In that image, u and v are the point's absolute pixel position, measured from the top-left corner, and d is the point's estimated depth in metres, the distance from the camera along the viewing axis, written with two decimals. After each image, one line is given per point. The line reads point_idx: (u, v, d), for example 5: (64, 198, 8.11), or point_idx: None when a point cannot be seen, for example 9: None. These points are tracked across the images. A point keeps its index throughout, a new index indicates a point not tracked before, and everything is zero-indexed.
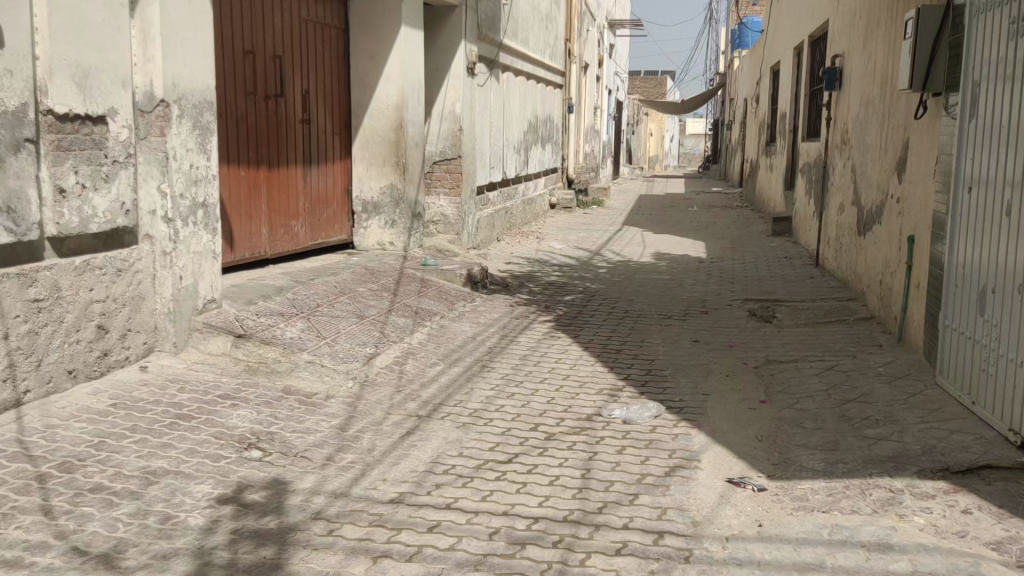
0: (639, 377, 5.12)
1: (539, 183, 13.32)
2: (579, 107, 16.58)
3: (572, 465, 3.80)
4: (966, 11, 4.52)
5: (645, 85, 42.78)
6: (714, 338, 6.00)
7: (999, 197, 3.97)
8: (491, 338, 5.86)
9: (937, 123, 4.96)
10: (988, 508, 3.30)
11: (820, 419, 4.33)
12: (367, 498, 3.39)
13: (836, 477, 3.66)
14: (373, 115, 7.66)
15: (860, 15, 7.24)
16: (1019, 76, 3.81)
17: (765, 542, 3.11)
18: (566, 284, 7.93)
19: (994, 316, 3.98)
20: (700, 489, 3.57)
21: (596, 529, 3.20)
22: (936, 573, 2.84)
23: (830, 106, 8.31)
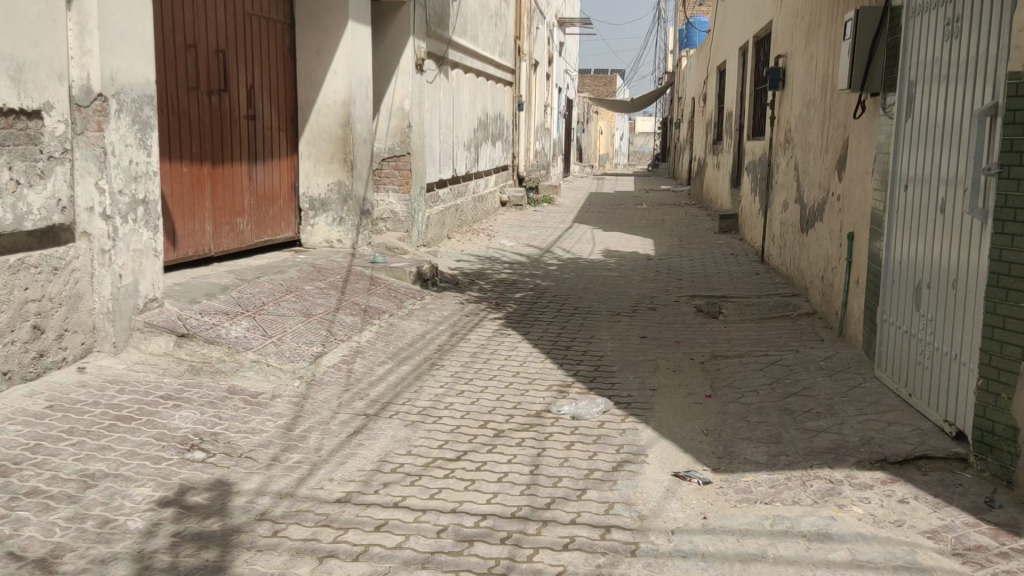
0: (587, 373, 5.15)
1: (489, 180, 13.32)
2: (529, 104, 16.61)
3: (520, 462, 3.81)
4: (903, 12, 4.64)
5: (596, 83, 43.06)
6: (661, 334, 6.07)
7: (934, 194, 4.09)
8: (441, 336, 5.84)
9: (875, 122, 5.09)
10: (924, 497, 3.40)
11: (763, 413, 4.41)
12: (313, 498, 3.36)
13: (779, 469, 3.73)
14: (320, 111, 7.58)
15: (802, 16, 7.39)
16: (953, 77, 3.93)
17: (709, 534, 3.15)
18: (516, 282, 7.94)
19: (929, 310, 4.10)
20: (647, 483, 3.62)
21: (543, 525, 3.21)
22: (873, 561, 2.91)
23: (774, 106, 8.46)
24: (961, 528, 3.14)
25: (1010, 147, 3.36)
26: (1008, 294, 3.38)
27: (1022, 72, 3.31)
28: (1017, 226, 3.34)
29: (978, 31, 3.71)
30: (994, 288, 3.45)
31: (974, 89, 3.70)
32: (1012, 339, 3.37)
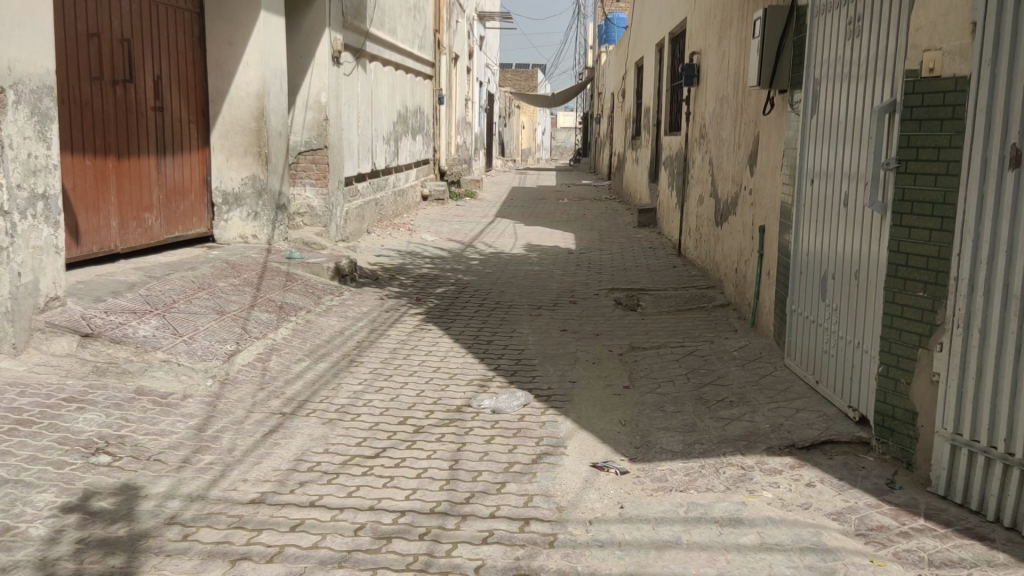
0: (508, 367, 5.17)
1: (410, 175, 13.23)
2: (450, 99, 16.57)
3: (440, 457, 3.81)
4: (808, 11, 4.79)
5: (518, 78, 43.19)
6: (581, 327, 6.14)
7: (838, 188, 4.24)
8: (360, 332, 5.77)
9: (783, 118, 5.24)
10: (830, 481, 3.53)
11: (679, 402, 4.51)
12: (226, 500, 3.29)
13: (693, 457, 3.81)
14: (233, 104, 7.41)
15: (713, 15, 7.56)
16: (856, 75, 4.07)
17: (625, 523, 3.21)
18: (438, 277, 7.92)
19: (834, 301, 4.25)
20: (565, 474, 3.65)
21: (462, 519, 3.21)
22: (781, 544, 3.00)
23: (689, 102, 8.63)
24: (864, 509, 3.27)
25: (907, 143, 3.52)
26: (906, 284, 3.54)
27: (918, 70, 3.46)
28: (913, 219, 3.49)
29: (877, 30, 3.85)
30: (893, 278, 3.60)
31: (875, 87, 3.85)
32: (911, 327, 3.52)
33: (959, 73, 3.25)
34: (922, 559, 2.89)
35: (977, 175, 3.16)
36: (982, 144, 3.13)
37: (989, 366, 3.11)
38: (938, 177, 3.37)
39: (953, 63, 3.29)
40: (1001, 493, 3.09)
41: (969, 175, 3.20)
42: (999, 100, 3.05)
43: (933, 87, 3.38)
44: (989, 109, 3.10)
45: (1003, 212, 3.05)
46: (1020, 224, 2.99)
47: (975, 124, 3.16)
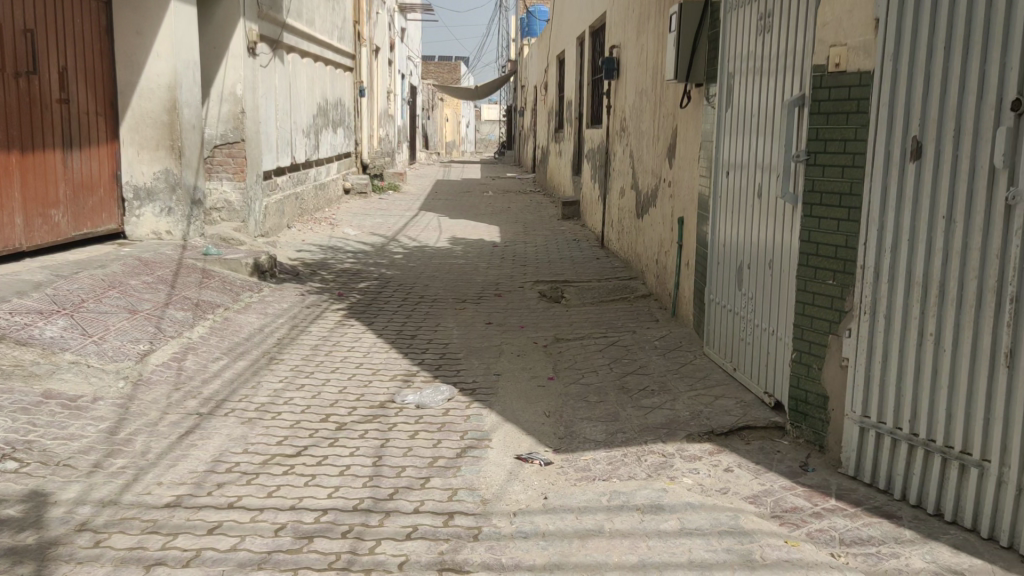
0: (432, 361, 5.15)
1: (331, 168, 13.03)
2: (372, 91, 16.38)
3: (363, 454, 3.77)
4: (721, 6, 4.89)
5: (441, 70, 43.01)
6: (505, 319, 6.16)
7: (752, 179, 4.35)
8: (280, 329, 5.67)
9: (700, 112, 5.35)
10: (747, 465, 3.62)
11: (602, 392, 4.56)
12: (140, 504, 3.19)
13: (616, 446, 3.86)
14: (143, 96, 7.17)
15: (632, 9, 7.66)
16: (767, 70, 4.18)
17: (549, 514, 3.23)
18: (360, 271, 7.83)
19: (750, 289, 4.38)
20: (490, 467, 3.66)
21: (386, 516, 3.19)
22: (700, 529, 3.07)
23: (609, 95, 8.74)
24: (779, 491, 3.37)
25: (815, 136, 3.63)
26: (816, 273, 3.66)
27: (825, 65, 3.58)
28: (822, 209, 3.61)
29: (786, 27, 3.96)
30: (804, 267, 3.72)
31: (785, 81, 3.96)
32: (821, 313, 3.64)
33: (864, 68, 3.37)
34: (834, 538, 3.00)
35: (881, 166, 3.28)
36: (884, 137, 3.25)
37: (894, 351, 3.25)
38: (844, 169, 3.49)
39: (857, 58, 3.41)
40: (907, 472, 3.23)
41: (874, 166, 3.32)
42: (901, 95, 3.17)
43: (839, 81, 3.49)
44: (891, 104, 3.22)
45: (905, 203, 3.18)
46: (921, 214, 3.12)
47: (878, 118, 3.28)
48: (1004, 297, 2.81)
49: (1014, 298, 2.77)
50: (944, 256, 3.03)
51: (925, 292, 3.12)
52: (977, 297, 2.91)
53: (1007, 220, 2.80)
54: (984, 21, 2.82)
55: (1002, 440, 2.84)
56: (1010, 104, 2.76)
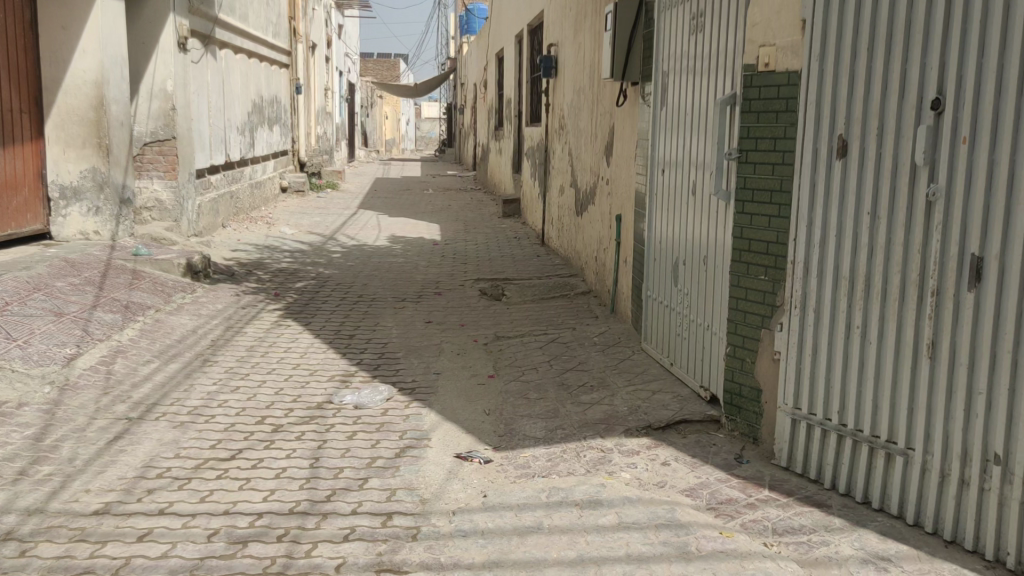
0: (371, 361, 5.10)
1: (268, 166, 12.84)
2: (309, 88, 16.18)
3: (299, 456, 3.72)
4: (654, 5, 4.94)
5: (380, 68, 42.67)
6: (445, 318, 6.14)
7: (686, 178, 4.42)
8: (214, 331, 5.56)
9: (636, 110, 5.41)
10: (683, 458, 3.67)
11: (541, 389, 4.58)
12: (67, 512, 3.09)
13: (555, 442, 3.88)
14: (69, 93, 6.96)
15: (569, 7, 7.70)
16: (699, 70, 4.25)
17: (488, 512, 3.23)
18: (297, 271, 7.72)
19: (685, 286, 4.45)
20: (429, 466, 3.64)
21: (323, 518, 3.15)
22: (638, 523, 3.10)
23: (547, 93, 8.78)
24: (715, 484, 3.43)
25: (746, 134, 3.70)
26: (749, 269, 3.73)
27: (755, 64, 3.64)
28: (754, 206, 3.67)
29: (717, 27, 4.03)
30: (737, 263, 3.79)
31: (717, 80, 4.03)
32: (753, 308, 3.71)
33: (791, 68, 3.44)
34: (767, 527, 3.06)
35: (808, 164, 3.35)
36: (812, 135, 3.33)
37: (823, 344, 3.33)
38: (774, 167, 3.56)
39: (785, 58, 3.48)
40: (837, 461, 3.31)
41: (802, 164, 3.39)
42: (828, 94, 3.25)
43: (769, 80, 3.57)
44: (818, 103, 3.30)
45: (832, 199, 3.26)
46: (847, 210, 3.20)
47: (806, 116, 3.36)
48: (926, 290, 2.90)
49: (935, 291, 2.86)
50: (870, 251, 3.12)
51: (852, 286, 3.20)
52: (900, 291, 3.00)
53: (928, 216, 2.89)
54: (906, 21, 2.91)
55: (925, 428, 2.93)
56: (930, 103, 2.85)
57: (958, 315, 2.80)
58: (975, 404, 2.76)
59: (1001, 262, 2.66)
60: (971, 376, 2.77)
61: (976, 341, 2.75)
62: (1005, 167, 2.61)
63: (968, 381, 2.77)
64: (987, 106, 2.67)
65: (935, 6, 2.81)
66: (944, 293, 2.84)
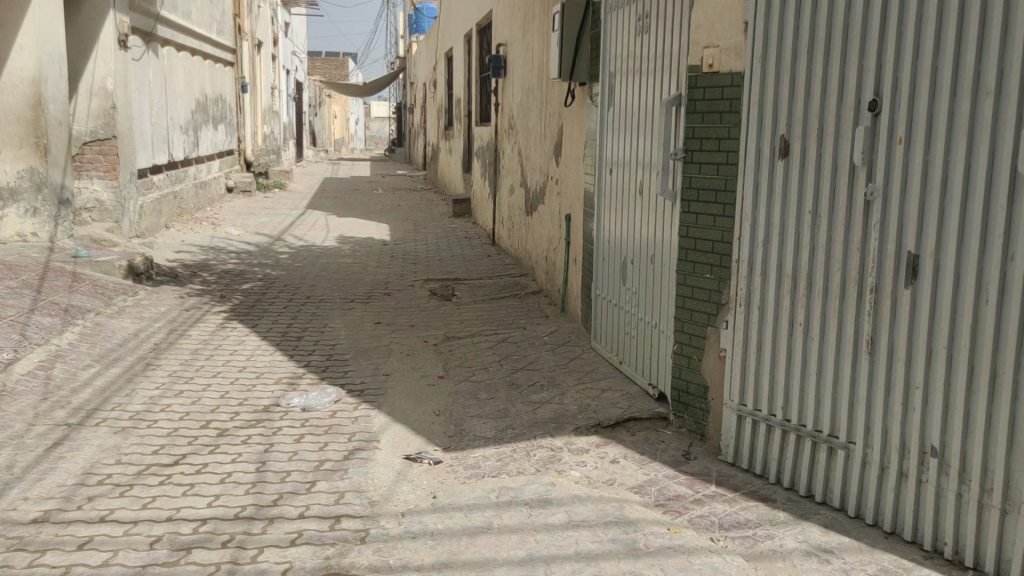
0: (319, 363, 5.04)
1: (213, 166, 12.63)
2: (254, 87, 15.96)
3: (245, 460, 3.66)
4: (601, 6, 4.98)
5: (327, 67, 42.27)
6: (395, 318, 6.10)
7: (633, 177, 4.46)
8: (157, 334, 5.45)
9: (584, 110, 5.44)
10: (632, 456, 3.70)
11: (492, 389, 4.58)
12: (3, 521, 3.00)
13: (505, 442, 3.88)
14: (4, 91, 6.76)
15: (517, 8, 7.71)
16: (645, 70, 4.30)
17: (438, 512, 3.21)
18: (243, 272, 7.61)
19: (634, 284, 4.49)
20: (378, 468, 3.62)
21: (269, 522, 3.11)
22: (586, 521, 3.12)
23: (496, 93, 8.78)
24: (663, 480, 3.46)
25: (691, 134, 3.74)
26: (695, 267, 3.78)
27: (699, 66, 3.69)
28: (700, 205, 3.72)
29: (662, 29, 4.07)
30: (683, 262, 3.83)
31: (663, 81, 4.07)
32: (699, 306, 3.76)
33: (735, 69, 3.50)
34: (714, 523, 3.10)
35: (751, 164, 3.41)
36: (755, 135, 3.38)
37: (767, 341, 3.39)
38: (719, 167, 3.61)
39: (729, 60, 3.53)
40: (781, 456, 3.37)
41: (746, 164, 3.44)
42: (769, 95, 3.31)
43: (713, 81, 3.62)
44: (761, 104, 3.35)
45: (775, 199, 3.32)
46: (789, 210, 3.26)
47: (749, 117, 3.41)
48: (865, 287, 2.97)
49: (874, 288, 2.93)
50: (811, 249, 3.18)
51: (795, 284, 3.26)
52: (841, 288, 3.07)
53: (867, 215, 2.96)
54: (844, 24, 2.98)
55: (865, 423, 3.00)
56: (867, 104, 2.92)
57: (896, 312, 2.88)
58: (912, 398, 2.83)
59: (936, 260, 2.73)
60: (908, 371, 2.85)
61: (912, 337, 2.82)
62: (939, 166, 2.68)
63: (906, 376, 2.85)
64: (921, 108, 2.74)
65: (872, 9, 2.88)
66: (882, 291, 2.91)
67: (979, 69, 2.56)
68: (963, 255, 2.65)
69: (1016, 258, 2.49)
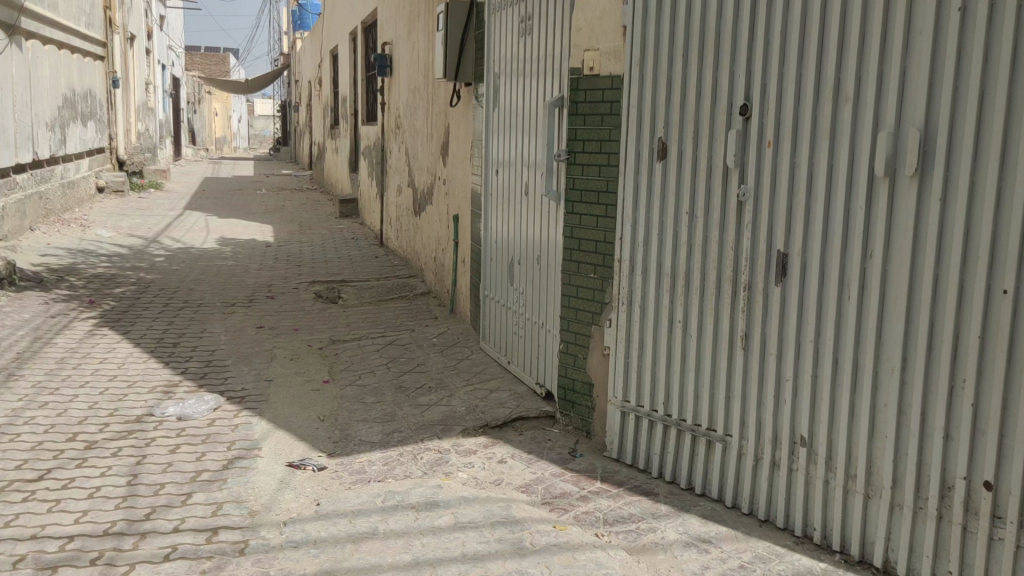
0: (197, 370, 4.85)
1: (81, 165, 11.98)
2: (128, 82, 15.27)
3: (116, 473, 3.47)
4: (484, 7, 4.98)
5: (206, 62, 40.84)
6: (278, 322, 5.93)
7: (519, 178, 4.48)
8: (20, 342, 5.12)
9: (470, 111, 5.44)
10: (519, 455, 3.72)
11: (378, 392, 4.51)
12: None
13: (392, 445, 3.83)
14: None
15: (402, 7, 7.64)
16: (528, 72, 4.33)
17: (321, 520, 3.14)
18: (115, 276, 7.26)
19: (521, 284, 4.52)
20: (259, 477, 3.50)
21: (141, 538, 2.96)
22: (473, 522, 3.11)
23: (382, 92, 8.68)
24: (550, 478, 3.49)
25: (574, 136, 3.79)
26: (580, 267, 3.83)
27: (581, 68, 3.74)
28: (583, 206, 3.77)
29: (544, 32, 4.11)
30: (568, 262, 3.88)
31: (546, 83, 4.11)
32: (584, 305, 3.82)
33: (614, 73, 3.57)
34: (598, 518, 3.14)
35: (631, 166, 3.48)
36: (634, 138, 3.46)
37: (648, 339, 3.47)
38: (601, 168, 3.67)
39: (609, 63, 3.60)
40: (663, 451, 3.45)
41: (626, 165, 3.51)
42: (647, 98, 3.39)
43: (593, 84, 3.68)
44: (639, 107, 3.43)
45: (654, 200, 3.40)
46: (667, 211, 3.35)
47: (628, 120, 3.48)
48: (739, 285, 3.08)
49: (747, 286, 3.04)
50: (688, 248, 3.27)
51: (673, 282, 3.35)
52: (716, 287, 3.17)
53: (739, 216, 3.06)
54: (716, 30, 3.08)
55: (741, 415, 3.11)
56: (738, 110, 3.02)
57: (767, 308, 2.99)
58: (783, 390, 2.95)
59: (803, 258, 2.85)
60: (780, 365, 2.96)
61: (782, 332, 2.94)
62: (806, 169, 2.81)
63: (777, 370, 2.97)
64: (787, 112, 2.86)
65: (741, 17, 3.00)
66: (754, 288, 3.02)
67: (839, 78, 2.69)
68: (827, 253, 2.78)
69: (874, 256, 2.63)
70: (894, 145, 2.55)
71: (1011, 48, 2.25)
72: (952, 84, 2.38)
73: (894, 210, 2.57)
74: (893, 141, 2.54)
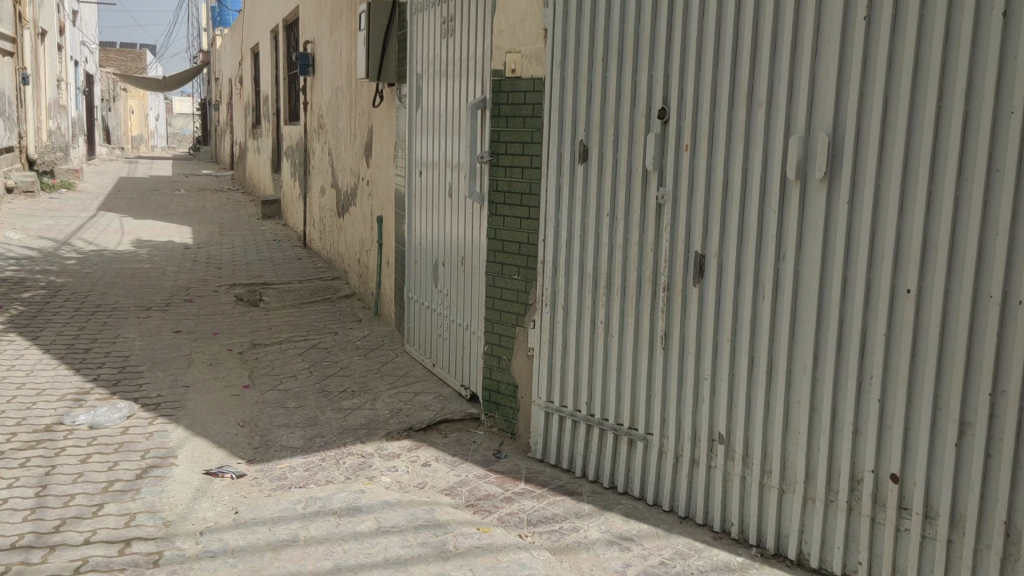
0: (109, 376, 4.68)
1: None
2: (39, 78, 14.69)
3: (23, 485, 3.33)
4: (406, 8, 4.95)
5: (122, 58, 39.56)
6: (196, 326, 5.78)
7: (443, 178, 4.47)
8: None
9: (393, 111, 5.40)
10: (443, 458, 3.71)
11: (300, 397, 4.43)
12: None
13: (313, 450, 3.77)
14: None
15: (324, 5, 7.54)
16: (450, 72, 4.33)
17: (240, 528, 3.07)
18: (24, 279, 6.97)
19: (445, 286, 4.50)
20: (174, 486, 3.40)
21: (50, 551, 2.84)
22: (396, 526, 3.08)
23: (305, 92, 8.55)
24: (473, 481, 3.49)
25: (497, 137, 3.80)
26: (503, 269, 3.83)
27: (503, 70, 3.75)
28: (507, 207, 3.77)
29: (466, 32, 4.12)
30: (492, 263, 3.87)
31: (467, 84, 4.12)
32: (508, 307, 3.82)
33: (536, 76, 3.59)
34: (522, 520, 3.15)
35: (553, 168, 3.50)
36: (556, 141, 3.48)
37: (572, 340, 3.49)
38: (524, 170, 3.69)
39: (531, 65, 3.61)
40: (586, 450, 3.48)
41: (548, 168, 3.53)
42: (568, 100, 3.41)
43: (515, 86, 3.69)
44: (560, 110, 3.45)
45: (576, 202, 3.42)
46: (588, 213, 3.38)
47: (550, 122, 3.50)
48: (658, 286, 3.12)
49: (666, 286, 3.08)
50: (609, 249, 3.30)
51: (595, 283, 3.38)
52: (637, 288, 3.20)
53: (658, 218, 3.11)
54: (635, 35, 3.13)
55: (661, 413, 3.16)
56: (656, 113, 3.07)
57: (686, 308, 3.05)
58: (702, 388, 3.01)
59: (720, 259, 2.91)
60: (698, 363, 3.02)
61: (701, 332, 3.00)
62: (722, 172, 2.87)
63: (696, 368, 3.02)
64: (704, 116, 2.92)
65: (659, 22, 3.05)
66: (673, 288, 3.07)
67: (752, 83, 2.76)
68: (742, 253, 2.84)
69: (787, 256, 2.70)
70: (805, 148, 2.62)
71: (913, 55, 2.34)
72: (859, 89, 2.47)
73: (806, 211, 2.65)
74: (804, 146, 2.62)
